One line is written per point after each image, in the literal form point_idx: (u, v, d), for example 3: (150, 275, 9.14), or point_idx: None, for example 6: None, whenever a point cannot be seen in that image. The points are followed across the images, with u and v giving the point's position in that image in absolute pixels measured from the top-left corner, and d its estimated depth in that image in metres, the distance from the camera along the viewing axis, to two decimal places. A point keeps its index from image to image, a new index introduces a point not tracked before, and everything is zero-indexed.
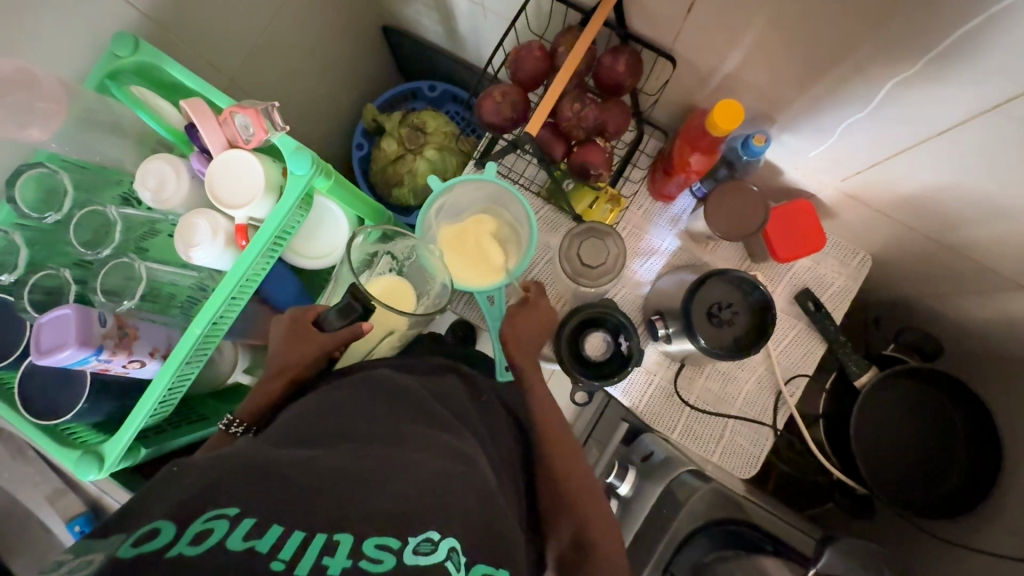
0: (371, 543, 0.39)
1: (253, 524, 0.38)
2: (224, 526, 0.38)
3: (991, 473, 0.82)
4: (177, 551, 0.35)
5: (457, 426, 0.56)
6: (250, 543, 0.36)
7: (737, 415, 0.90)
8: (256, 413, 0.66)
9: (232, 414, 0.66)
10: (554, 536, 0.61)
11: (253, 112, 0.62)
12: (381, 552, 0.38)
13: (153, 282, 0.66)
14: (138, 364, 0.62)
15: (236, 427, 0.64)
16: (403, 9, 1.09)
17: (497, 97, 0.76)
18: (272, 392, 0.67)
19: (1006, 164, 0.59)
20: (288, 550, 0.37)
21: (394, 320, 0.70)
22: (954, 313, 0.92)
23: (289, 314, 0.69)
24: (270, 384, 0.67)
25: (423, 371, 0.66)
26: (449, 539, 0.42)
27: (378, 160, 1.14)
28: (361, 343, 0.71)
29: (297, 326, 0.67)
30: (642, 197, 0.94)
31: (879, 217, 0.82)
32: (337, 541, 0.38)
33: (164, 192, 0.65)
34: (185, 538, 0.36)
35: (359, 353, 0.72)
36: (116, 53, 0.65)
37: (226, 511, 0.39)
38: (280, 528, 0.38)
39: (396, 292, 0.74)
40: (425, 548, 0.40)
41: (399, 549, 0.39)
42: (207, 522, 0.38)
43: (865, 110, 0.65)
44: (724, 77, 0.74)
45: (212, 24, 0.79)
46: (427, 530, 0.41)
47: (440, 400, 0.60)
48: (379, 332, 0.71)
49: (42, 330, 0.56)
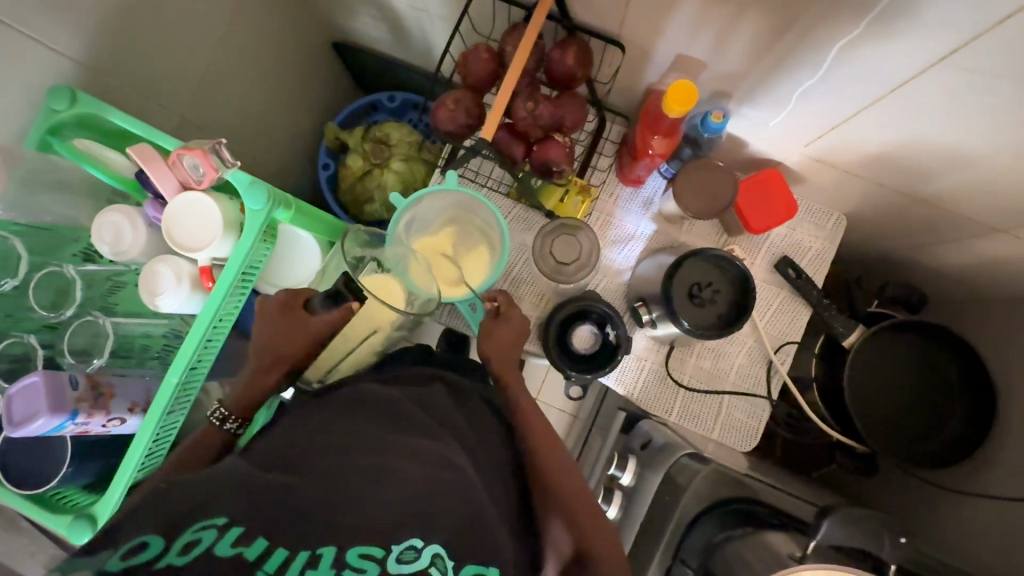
0: (355, 552, 0.40)
1: (241, 532, 0.40)
2: (212, 535, 0.40)
3: (987, 413, 0.83)
4: (167, 563, 0.38)
5: (444, 432, 0.56)
6: (238, 550, 0.39)
7: (731, 390, 0.90)
8: (246, 405, 0.69)
9: (225, 409, 0.67)
10: (551, 538, 0.60)
11: (199, 151, 0.61)
12: (364, 561, 0.40)
13: (121, 336, 0.68)
14: (119, 421, 0.62)
15: (232, 423, 0.67)
16: (350, 23, 1.07)
17: (450, 105, 0.75)
18: (268, 382, 0.70)
19: (960, 112, 0.59)
20: (273, 562, 0.39)
21: (382, 317, 0.69)
22: (934, 263, 0.93)
23: (278, 299, 0.71)
24: (266, 374, 0.71)
25: (409, 380, 0.66)
26: (433, 546, 0.42)
27: (346, 178, 1.12)
28: (340, 345, 0.72)
29: (290, 312, 0.70)
30: (611, 184, 0.93)
31: (848, 176, 0.82)
32: (320, 554, 0.40)
33: (122, 243, 0.64)
34: (175, 549, 0.39)
35: (335, 355, 0.74)
36: (52, 108, 0.62)
37: (215, 519, 0.41)
38: (265, 541, 0.40)
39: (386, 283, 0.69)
40: (409, 556, 0.41)
41: (382, 558, 0.40)
42: (196, 532, 0.40)
43: (816, 76, 0.65)
44: (674, 56, 0.73)
45: (153, 64, 0.78)
46: (410, 538, 0.41)
47: (424, 407, 0.60)
48: (363, 329, 0.70)
49: (11, 401, 0.56)
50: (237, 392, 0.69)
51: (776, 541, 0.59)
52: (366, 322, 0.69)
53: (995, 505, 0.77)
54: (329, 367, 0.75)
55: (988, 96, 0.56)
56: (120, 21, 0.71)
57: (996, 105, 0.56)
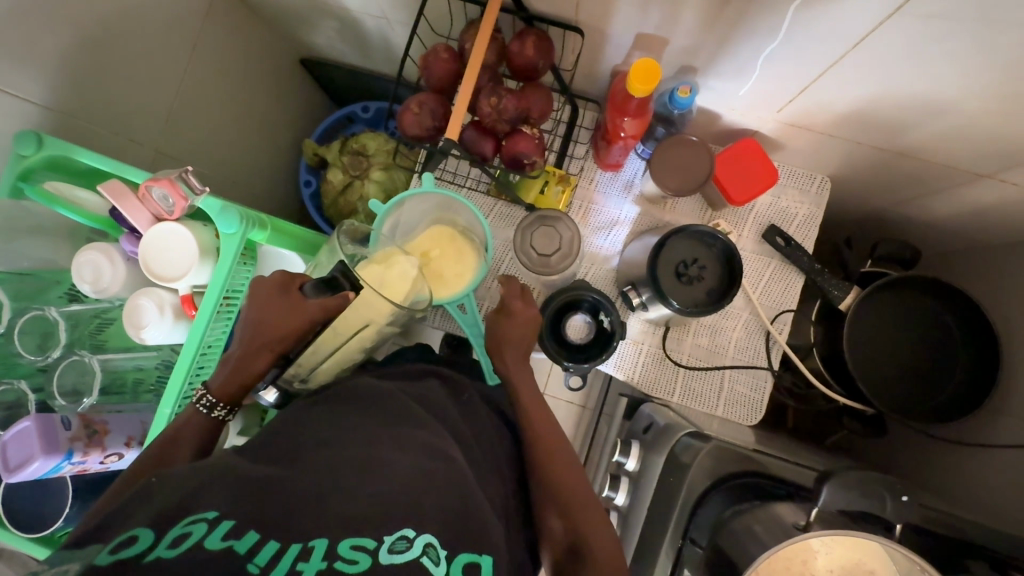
0: (346, 544, 0.40)
1: (231, 526, 0.41)
2: (202, 529, 0.40)
3: (990, 361, 0.82)
4: (155, 556, 0.37)
5: (437, 426, 0.57)
6: (228, 543, 0.39)
7: (731, 364, 0.90)
8: (233, 391, 0.64)
9: (213, 396, 0.62)
10: (549, 530, 0.59)
11: (167, 181, 0.63)
12: (356, 553, 0.40)
13: (109, 372, 0.72)
14: (116, 456, 0.68)
15: (220, 411, 0.62)
16: (315, 39, 1.07)
17: (415, 109, 0.75)
18: (258, 367, 0.64)
19: (925, 60, 0.58)
20: (263, 556, 0.39)
21: (376, 309, 0.66)
22: (925, 217, 0.91)
23: (275, 279, 0.66)
24: (256, 360, 0.65)
25: (401, 378, 0.67)
26: (424, 535, 0.43)
27: (328, 193, 1.12)
28: (329, 339, 0.67)
29: (286, 293, 0.65)
30: (590, 170, 0.92)
31: (825, 138, 0.81)
32: (311, 547, 0.40)
33: (102, 281, 0.67)
34: (164, 543, 0.39)
35: (324, 351, 0.69)
36: (20, 153, 0.63)
37: (204, 514, 0.41)
38: (256, 535, 0.40)
39: (382, 273, 0.67)
40: (400, 546, 0.41)
41: (374, 549, 0.40)
42: (187, 526, 0.40)
43: (778, 39, 0.63)
44: (634, 35, 0.73)
45: (120, 100, 0.78)
46: (402, 528, 0.42)
47: (416, 402, 0.60)
48: (355, 325, 0.67)
49: (8, 447, 0.61)
50: (225, 377, 0.64)
51: (784, 512, 0.59)
52: (359, 317, 0.66)
53: (1008, 452, 0.77)
54: (313, 366, 0.69)
55: (951, 39, 0.55)
56: (80, 60, 0.71)
57: (962, 46, 0.55)
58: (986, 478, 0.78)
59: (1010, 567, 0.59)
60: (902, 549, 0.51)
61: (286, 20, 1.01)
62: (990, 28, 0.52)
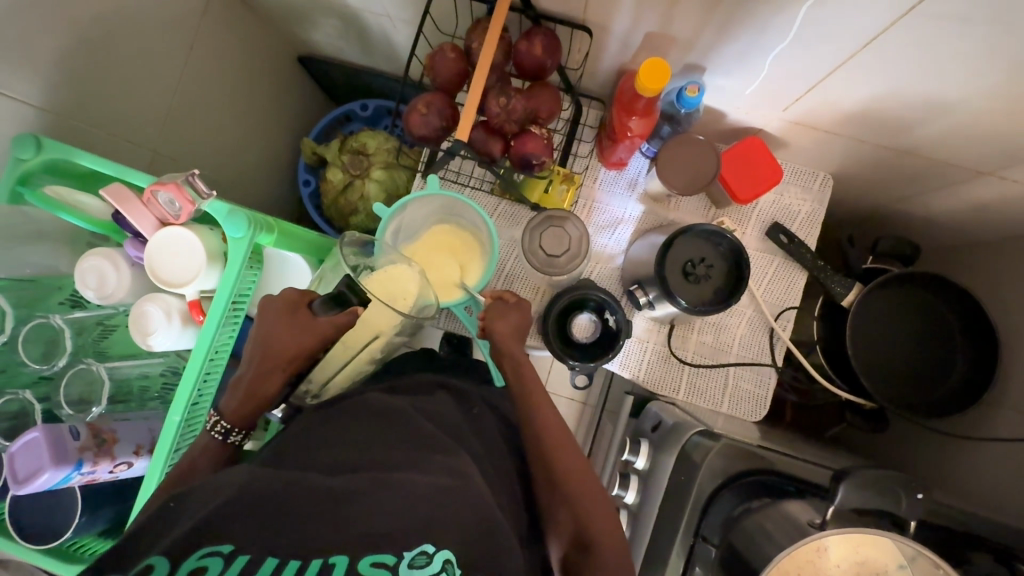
0: (368, 561, 0.42)
1: (247, 560, 0.41)
2: (218, 563, 0.40)
3: (989, 354, 0.83)
4: None
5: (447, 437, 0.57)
6: None
7: (735, 361, 0.90)
8: (247, 416, 0.64)
9: (227, 422, 0.62)
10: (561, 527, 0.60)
11: (173, 186, 0.62)
12: (376, 570, 0.41)
13: (117, 379, 0.72)
14: (126, 465, 0.67)
15: (236, 435, 0.63)
16: (314, 36, 1.05)
17: (422, 109, 0.74)
18: (273, 388, 0.64)
19: (931, 62, 0.59)
20: None
21: (384, 318, 0.66)
22: (924, 213, 0.92)
23: (286, 297, 0.65)
24: (269, 379, 0.64)
25: (411, 387, 0.67)
26: (444, 551, 0.44)
27: (327, 192, 1.10)
28: (338, 354, 0.69)
29: (296, 312, 0.64)
30: (594, 168, 0.92)
31: (829, 136, 0.81)
32: (332, 563, 0.41)
33: (106, 287, 0.66)
34: None
35: (335, 363, 0.70)
36: (19, 157, 0.62)
37: (220, 547, 0.41)
38: (274, 560, 0.41)
39: (393, 283, 0.66)
40: (420, 561, 0.42)
41: (395, 565, 0.42)
42: (201, 559, 0.40)
43: (787, 39, 0.64)
44: (643, 34, 0.73)
45: (119, 102, 0.77)
46: (421, 543, 0.43)
47: (425, 412, 0.60)
48: (364, 334, 0.67)
49: (15, 459, 0.61)
50: (235, 400, 0.63)
51: (795, 509, 0.60)
52: (368, 328, 0.67)
53: (1008, 447, 0.78)
54: (324, 381, 0.71)
55: (960, 40, 0.55)
56: (78, 61, 0.70)
57: (970, 46, 0.55)
58: (987, 473, 0.79)
59: (1013, 559, 0.60)
60: (912, 543, 0.52)
61: (284, 16, 1.00)
62: (998, 30, 0.52)
